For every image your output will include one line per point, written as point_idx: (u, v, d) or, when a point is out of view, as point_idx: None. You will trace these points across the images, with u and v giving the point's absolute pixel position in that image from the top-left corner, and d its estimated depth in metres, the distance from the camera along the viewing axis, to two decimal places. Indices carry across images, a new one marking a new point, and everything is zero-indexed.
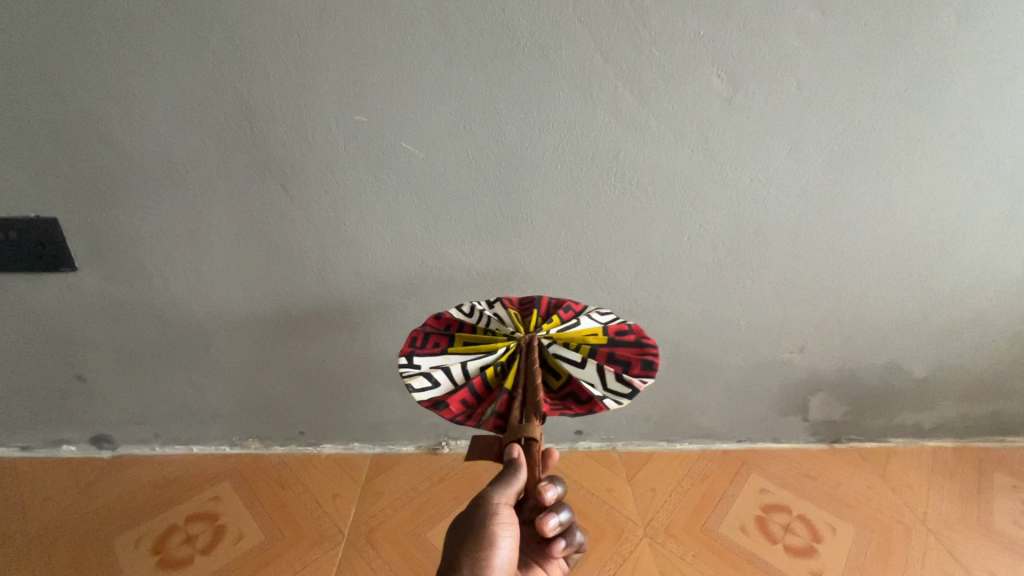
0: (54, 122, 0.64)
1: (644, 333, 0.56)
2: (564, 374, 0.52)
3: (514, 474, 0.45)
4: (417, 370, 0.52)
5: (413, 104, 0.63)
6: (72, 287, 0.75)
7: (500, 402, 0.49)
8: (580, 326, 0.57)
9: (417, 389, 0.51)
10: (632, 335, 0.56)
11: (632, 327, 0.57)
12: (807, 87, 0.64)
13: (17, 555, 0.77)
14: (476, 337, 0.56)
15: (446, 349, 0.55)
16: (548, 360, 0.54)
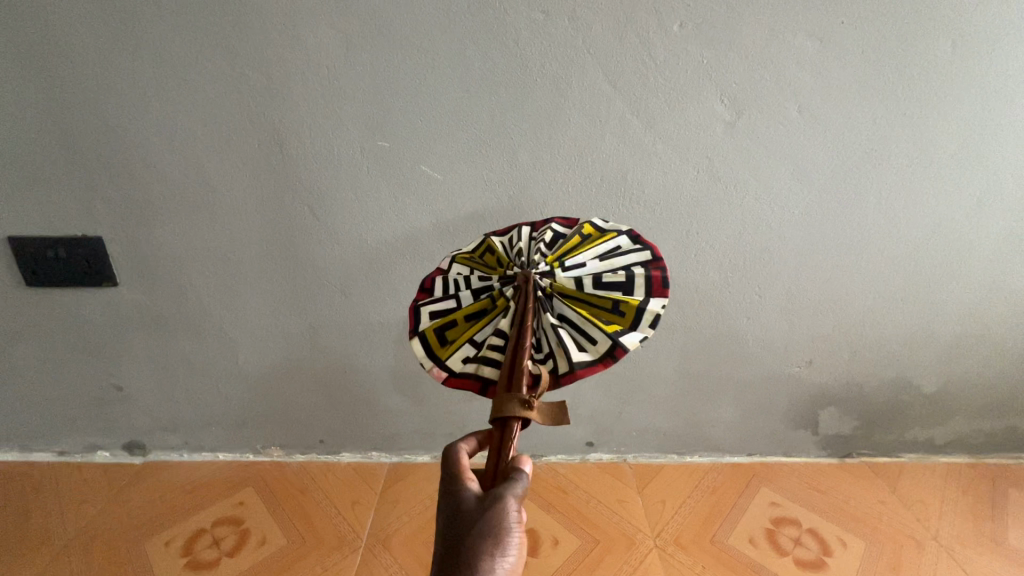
0: (104, 148, 0.69)
1: (421, 288, 0.55)
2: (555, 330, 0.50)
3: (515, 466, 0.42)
4: (639, 319, 0.49)
5: (431, 130, 0.67)
6: (113, 300, 0.81)
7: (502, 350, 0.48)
8: (480, 275, 0.54)
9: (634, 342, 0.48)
10: (430, 289, 0.55)
11: (429, 282, 0.56)
12: (807, 111, 0.67)
13: (56, 556, 0.81)
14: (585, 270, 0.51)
15: (612, 283, 0.50)
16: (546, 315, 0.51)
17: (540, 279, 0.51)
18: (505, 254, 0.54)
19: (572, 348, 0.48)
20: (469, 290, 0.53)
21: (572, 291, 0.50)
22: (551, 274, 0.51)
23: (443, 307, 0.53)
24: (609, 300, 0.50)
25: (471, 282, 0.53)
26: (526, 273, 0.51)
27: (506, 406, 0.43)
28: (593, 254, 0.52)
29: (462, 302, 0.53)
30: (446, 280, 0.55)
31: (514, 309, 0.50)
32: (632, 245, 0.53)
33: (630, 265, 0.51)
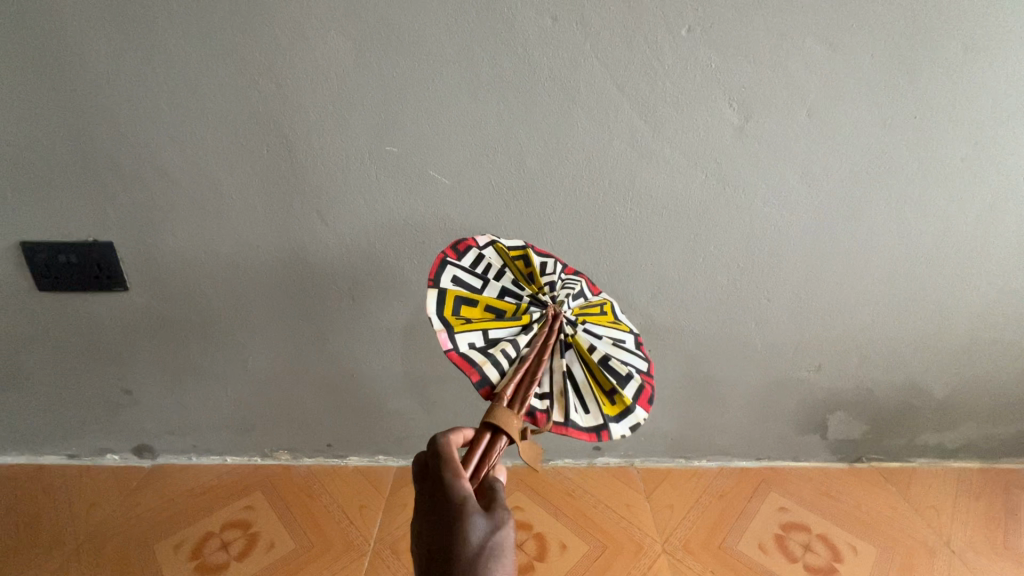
0: (115, 154, 0.70)
1: (451, 246, 0.54)
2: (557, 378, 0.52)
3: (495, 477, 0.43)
4: (628, 411, 0.51)
5: (440, 135, 0.67)
6: (123, 305, 0.81)
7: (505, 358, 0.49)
8: (511, 281, 0.55)
9: (619, 431, 0.50)
10: (460, 253, 0.54)
11: (460, 246, 0.54)
12: (817, 115, 0.67)
13: (66, 558, 0.81)
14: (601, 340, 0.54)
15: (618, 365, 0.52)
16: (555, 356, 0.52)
17: (565, 324, 0.53)
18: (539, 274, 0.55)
19: (570, 408, 0.50)
20: (498, 287, 0.54)
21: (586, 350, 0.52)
22: (575, 327, 0.53)
23: (469, 284, 0.52)
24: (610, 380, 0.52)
25: (500, 283, 0.54)
26: (558, 310, 0.53)
27: (501, 415, 0.44)
28: (607, 333, 0.55)
29: (486, 292, 0.53)
30: (481, 258, 0.54)
31: (536, 334, 0.51)
32: (637, 348, 0.56)
33: (632, 366, 0.54)
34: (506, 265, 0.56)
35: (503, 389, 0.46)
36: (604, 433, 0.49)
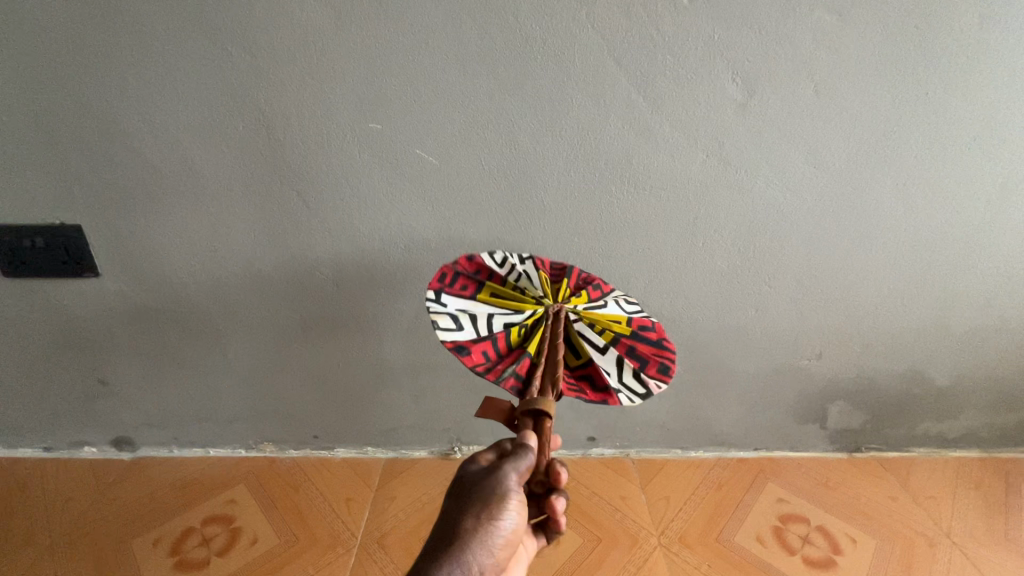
0: (79, 131, 0.65)
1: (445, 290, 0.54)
2: (585, 356, 0.51)
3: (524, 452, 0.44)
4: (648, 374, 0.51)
5: (426, 112, 0.63)
6: (96, 293, 0.77)
7: (523, 365, 0.49)
8: (495, 306, 0.53)
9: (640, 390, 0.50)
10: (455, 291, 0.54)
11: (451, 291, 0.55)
12: (823, 91, 0.63)
13: (42, 555, 0.78)
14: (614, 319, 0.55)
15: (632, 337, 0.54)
16: (571, 336, 0.53)
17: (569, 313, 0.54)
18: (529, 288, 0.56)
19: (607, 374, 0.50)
20: (486, 318, 0.52)
21: (600, 320, 0.54)
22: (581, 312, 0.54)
23: (461, 338, 0.49)
24: (629, 343, 0.53)
25: (480, 316, 0.52)
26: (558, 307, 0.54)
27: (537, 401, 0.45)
28: (605, 299, 0.58)
29: (481, 333, 0.51)
30: (448, 311, 0.51)
31: (547, 335, 0.51)
32: (627, 298, 0.61)
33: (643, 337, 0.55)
34: (473, 297, 0.54)
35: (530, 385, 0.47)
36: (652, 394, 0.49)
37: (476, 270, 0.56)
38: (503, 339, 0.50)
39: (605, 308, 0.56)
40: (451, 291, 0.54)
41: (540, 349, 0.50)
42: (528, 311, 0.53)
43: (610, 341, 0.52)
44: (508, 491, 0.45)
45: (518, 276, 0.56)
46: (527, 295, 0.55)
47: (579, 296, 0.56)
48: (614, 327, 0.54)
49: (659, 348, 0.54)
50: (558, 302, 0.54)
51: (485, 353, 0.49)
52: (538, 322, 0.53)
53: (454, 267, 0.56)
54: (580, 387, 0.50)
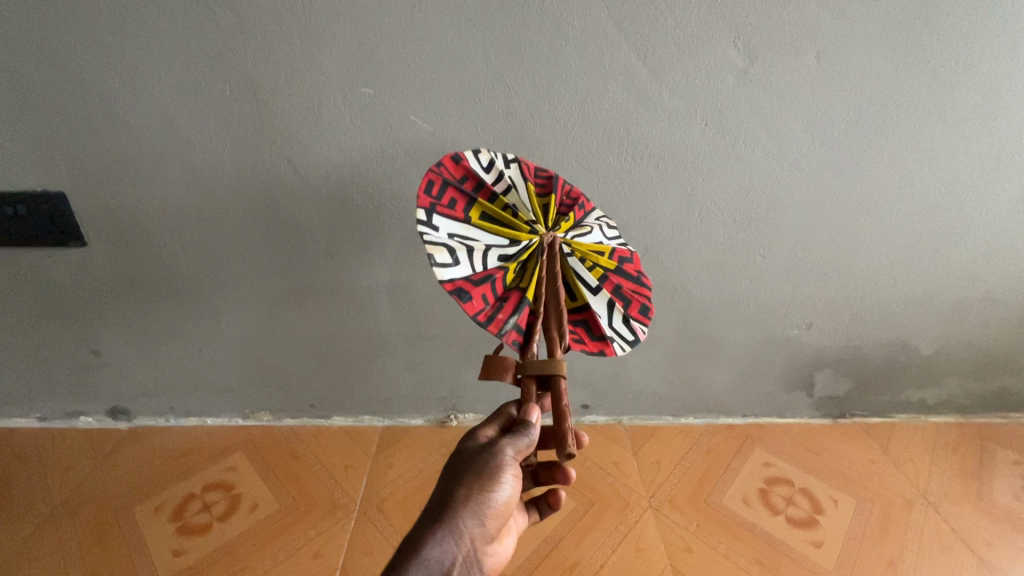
0: (56, 93, 0.63)
1: (425, 187, 0.47)
2: (581, 301, 0.51)
3: (526, 430, 0.47)
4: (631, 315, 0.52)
5: (419, 75, 0.61)
6: (83, 262, 0.76)
7: (523, 316, 0.47)
8: (489, 233, 0.49)
9: (627, 333, 0.51)
10: (442, 194, 0.48)
11: (436, 184, 0.48)
12: (826, 59, 0.62)
13: (42, 521, 0.79)
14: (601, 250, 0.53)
15: (616, 272, 0.53)
16: (564, 272, 0.51)
17: (562, 244, 0.51)
18: (523, 209, 0.50)
19: (602, 320, 0.50)
20: (481, 252, 0.47)
21: (592, 255, 0.52)
22: (573, 242, 0.51)
23: (459, 276, 0.44)
24: (616, 281, 0.53)
25: (475, 248, 0.47)
26: (554, 237, 0.50)
27: (547, 364, 0.45)
28: (588, 226, 0.55)
29: (478, 269, 0.46)
30: (443, 239, 0.45)
31: (543, 272, 0.48)
32: (605, 221, 0.58)
33: (628, 273, 0.54)
34: (464, 219, 0.48)
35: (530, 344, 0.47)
36: (639, 341, 0.52)
37: (463, 178, 0.50)
38: (501, 279, 0.47)
39: (591, 238, 0.53)
40: (443, 211, 0.47)
41: (538, 292, 0.48)
42: (523, 242, 0.49)
43: (601, 280, 0.52)
44: (507, 459, 0.48)
45: (509, 191, 0.51)
46: (522, 218, 0.50)
47: (568, 220, 0.52)
48: (602, 262, 0.52)
49: (637, 285, 0.54)
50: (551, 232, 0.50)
51: (485, 297, 0.45)
52: (532, 257, 0.49)
53: (441, 171, 0.49)
54: (578, 336, 0.51)
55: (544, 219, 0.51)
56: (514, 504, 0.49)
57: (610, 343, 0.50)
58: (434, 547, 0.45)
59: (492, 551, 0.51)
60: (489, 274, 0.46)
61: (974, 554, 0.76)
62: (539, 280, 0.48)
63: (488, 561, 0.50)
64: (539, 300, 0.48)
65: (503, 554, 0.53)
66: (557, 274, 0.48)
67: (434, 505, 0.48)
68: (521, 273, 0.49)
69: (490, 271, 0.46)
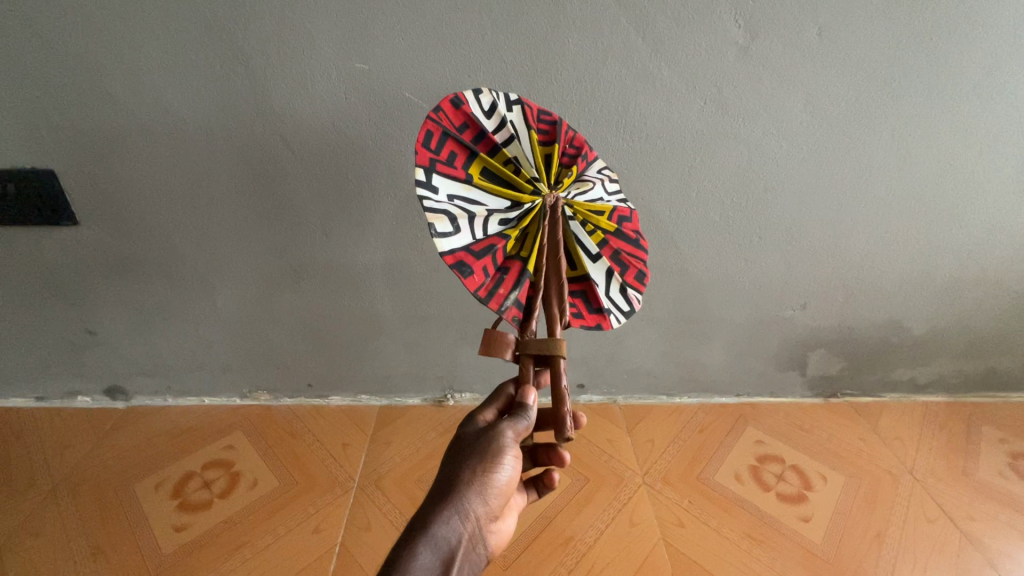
0: (41, 66, 0.61)
1: (423, 136, 0.43)
2: (581, 269, 0.51)
3: (524, 412, 0.48)
4: (628, 284, 0.53)
5: (415, 50, 0.60)
6: (75, 241, 0.75)
7: (523, 291, 0.47)
8: (490, 194, 0.47)
9: (622, 302, 0.52)
10: (441, 144, 0.45)
11: (435, 131, 0.44)
12: (828, 36, 0.61)
13: (43, 498, 0.80)
14: (602, 211, 0.52)
15: (615, 236, 0.53)
16: (566, 237, 0.51)
17: (565, 208, 0.50)
18: (525, 162, 0.48)
19: (600, 292, 0.51)
20: (482, 219, 0.45)
21: (593, 218, 0.51)
22: (575, 204, 0.50)
23: (460, 247, 0.43)
24: (615, 246, 0.53)
25: (475, 212, 0.45)
26: (556, 200, 0.49)
27: (546, 343, 0.44)
28: (590, 181, 0.52)
29: (479, 237, 0.45)
30: (443, 203, 0.43)
31: (544, 242, 0.48)
32: (605, 171, 0.56)
33: (628, 238, 0.54)
34: (465, 179, 0.46)
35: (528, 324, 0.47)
36: (635, 310, 0.53)
37: (462, 126, 0.47)
38: (502, 249, 0.46)
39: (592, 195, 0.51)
40: (442, 168, 0.44)
41: (539, 265, 0.47)
42: (524, 206, 0.48)
43: (600, 246, 0.52)
44: (512, 437, 0.49)
45: (510, 143, 0.48)
46: (523, 173, 0.48)
47: (570, 178, 0.50)
48: (602, 226, 0.52)
49: (635, 248, 0.54)
50: (553, 194, 0.49)
51: (485, 269, 0.45)
52: (534, 222, 0.49)
53: (439, 120, 0.45)
54: (577, 308, 0.51)
55: (546, 175, 0.50)
56: (515, 484, 0.50)
57: (607, 317, 0.51)
58: (442, 524, 0.46)
59: (496, 528, 0.52)
60: (490, 245, 0.45)
61: (957, 528, 0.78)
62: (540, 250, 0.48)
63: (492, 537, 0.51)
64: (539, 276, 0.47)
65: (507, 530, 0.54)
66: (559, 246, 0.48)
67: (438, 486, 0.49)
68: (521, 242, 0.48)
69: (491, 240, 0.46)
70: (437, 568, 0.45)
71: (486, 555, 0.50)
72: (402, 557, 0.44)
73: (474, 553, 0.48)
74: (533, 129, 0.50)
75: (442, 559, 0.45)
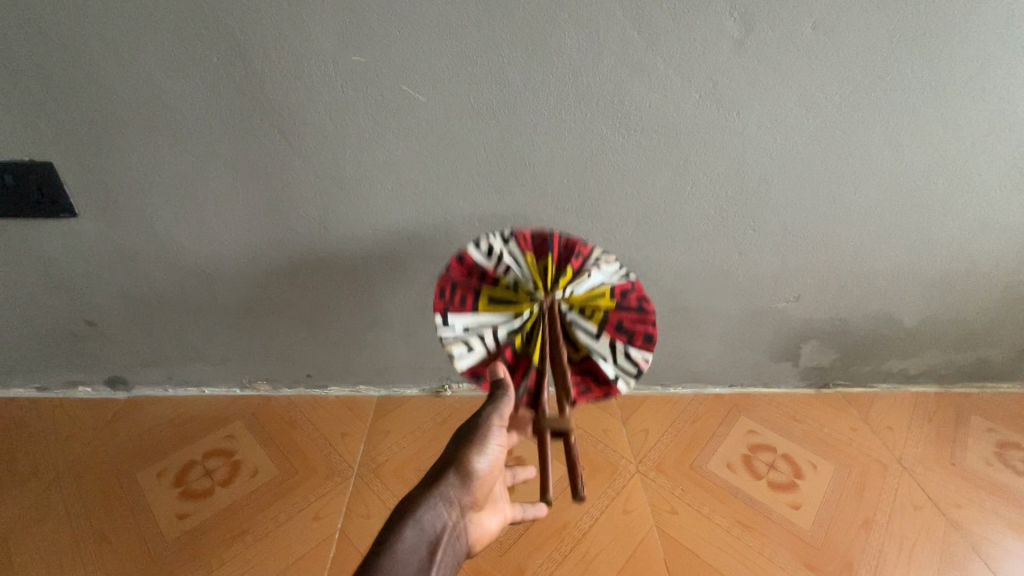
0: (39, 59, 0.61)
1: (436, 289, 0.58)
2: (584, 352, 0.58)
3: (506, 398, 0.53)
4: (634, 360, 0.58)
5: (412, 44, 0.60)
6: (74, 233, 0.76)
7: (532, 380, 0.56)
8: (495, 314, 0.58)
9: (627, 368, 0.58)
10: (450, 291, 0.59)
11: (444, 282, 0.59)
12: (823, 30, 0.62)
13: (47, 487, 0.81)
14: (601, 293, 0.59)
15: (618, 316, 0.59)
16: (566, 329, 0.59)
17: (561, 304, 0.59)
18: (524, 279, 0.59)
19: (605, 367, 0.58)
20: (490, 333, 0.58)
21: (589, 304, 0.59)
22: (569, 311, 0.58)
23: (473, 363, 0.57)
24: (617, 320, 0.59)
25: (484, 331, 0.58)
26: (551, 299, 0.58)
27: (557, 423, 0.53)
28: (589, 271, 0.60)
29: (490, 347, 0.58)
30: (456, 334, 0.57)
31: (546, 336, 0.57)
32: (605, 255, 0.63)
33: (629, 302, 0.60)
34: (473, 310, 0.58)
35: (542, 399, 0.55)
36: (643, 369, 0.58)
37: (467, 271, 0.59)
38: (509, 350, 0.57)
39: (587, 286, 0.59)
40: (454, 308, 0.58)
41: (543, 357, 0.56)
42: (525, 313, 0.58)
43: (601, 325, 0.58)
44: (496, 431, 0.54)
45: (508, 271, 0.59)
46: (523, 290, 0.58)
47: (565, 278, 0.59)
48: (601, 306, 0.59)
49: (639, 313, 0.60)
50: (551, 294, 0.58)
51: (496, 374, 0.58)
52: (536, 322, 0.58)
53: (446, 275, 0.59)
54: (586, 386, 0.59)
55: (544, 282, 0.59)
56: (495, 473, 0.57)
57: (615, 385, 0.58)
58: (428, 509, 0.52)
59: (479, 520, 0.58)
60: (499, 352, 0.57)
61: (942, 514, 0.80)
62: (544, 341, 0.57)
63: (475, 527, 0.58)
64: (546, 345, 0.56)
65: (492, 526, 0.61)
66: (558, 337, 0.57)
67: (429, 475, 0.55)
68: (529, 337, 0.58)
69: (501, 347, 0.57)
70: (422, 549, 0.51)
71: (468, 544, 0.57)
72: (392, 535, 0.50)
73: (457, 540, 0.55)
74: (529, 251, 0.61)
75: (428, 540, 0.51)
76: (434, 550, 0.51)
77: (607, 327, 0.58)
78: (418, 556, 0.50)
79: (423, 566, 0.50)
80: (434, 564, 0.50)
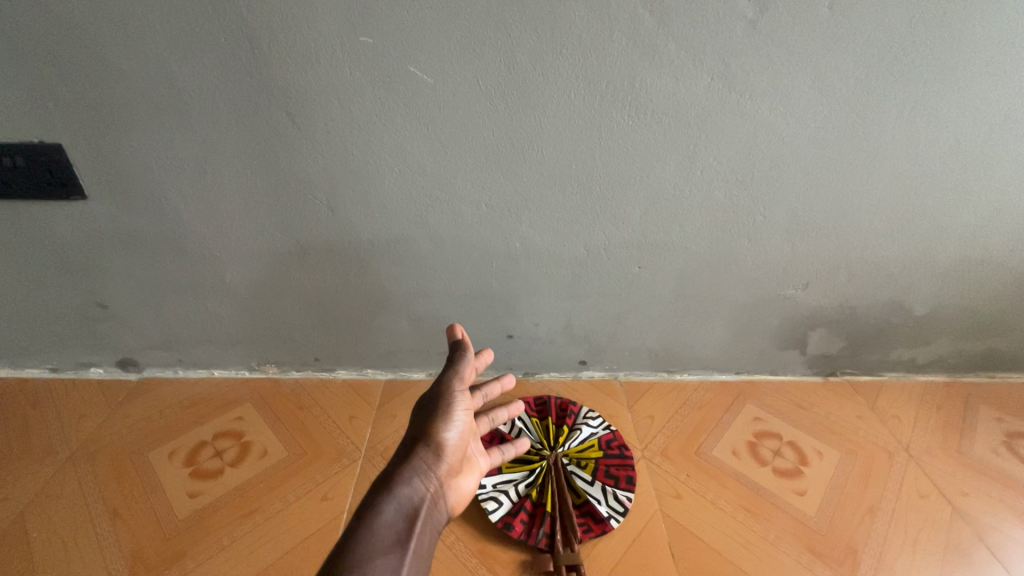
0: (45, 39, 0.61)
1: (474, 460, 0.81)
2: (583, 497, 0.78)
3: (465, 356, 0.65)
4: (622, 496, 0.78)
5: (419, 23, 0.59)
6: (84, 215, 0.76)
7: (547, 526, 0.74)
8: (518, 466, 0.81)
9: (619, 511, 0.76)
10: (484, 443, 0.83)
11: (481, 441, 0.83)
12: (840, 8, 0.60)
13: (62, 465, 0.82)
14: (590, 454, 0.83)
15: (603, 459, 0.83)
16: (569, 478, 0.81)
17: (563, 463, 0.82)
18: (535, 452, 0.83)
19: (600, 508, 0.76)
20: (513, 483, 0.79)
21: (583, 458, 0.83)
22: (570, 466, 0.82)
23: (503, 515, 0.75)
24: (605, 463, 0.83)
25: (508, 485, 0.78)
26: (556, 459, 0.82)
27: (569, 557, 0.70)
28: (580, 428, 0.86)
29: (513, 499, 0.77)
30: (489, 494, 0.77)
31: (554, 490, 0.78)
32: (591, 412, 0.90)
33: (611, 457, 0.84)
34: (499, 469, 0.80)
35: (558, 543, 0.72)
36: (629, 507, 0.77)
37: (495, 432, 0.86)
38: (528, 503, 0.77)
39: (578, 440, 0.85)
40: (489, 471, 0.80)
41: (554, 504, 0.76)
42: (538, 466, 0.81)
43: (593, 470, 0.81)
44: (454, 403, 0.62)
45: (522, 432, 0.86)
46: (534, 448, 0.84)
47: (563, 436, 0.85)
48: (591, 457, 0.83)
49: (621, 457, 0.84)
50: (554, 451, 0.83)
51: (522, 521, 0.75)
52: (547, 476, 0.80)
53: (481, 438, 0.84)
54: (587, 523, 0.75)
55: (548, 440, 0.85)
56: (465, 443, 0.63)
57: (609, 522, 0.75)
58: (404, 484, 0.55)
59: (457, 488, 0.61)
60: (521, 504, 0.76)
61: (949, 504, 0.80)
62: (553, 497, 0.77)
63: (454, 494, 0.61)
64: (557, 500, 0.77)
65: (472, 489, 0.64)
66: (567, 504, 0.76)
67: (402, 451, 0.60)
68: (542, 491, 0.79)
69: (521, 499, 0.77)
70: (400, 521, 0.53)
71: (449, 513, 0.60)
72: (371, 512, 0.52)
73: (437, 511, 0.58)
74: (535, 415, 0.89)
75: (404, 513, 0.54)
76: (413, 521, 0.53)
77: (596, 466, 0.82)
78: (398, 528, 0.52)
79: (403, 536, 0.52)
80: (414, 532, 0.53)
